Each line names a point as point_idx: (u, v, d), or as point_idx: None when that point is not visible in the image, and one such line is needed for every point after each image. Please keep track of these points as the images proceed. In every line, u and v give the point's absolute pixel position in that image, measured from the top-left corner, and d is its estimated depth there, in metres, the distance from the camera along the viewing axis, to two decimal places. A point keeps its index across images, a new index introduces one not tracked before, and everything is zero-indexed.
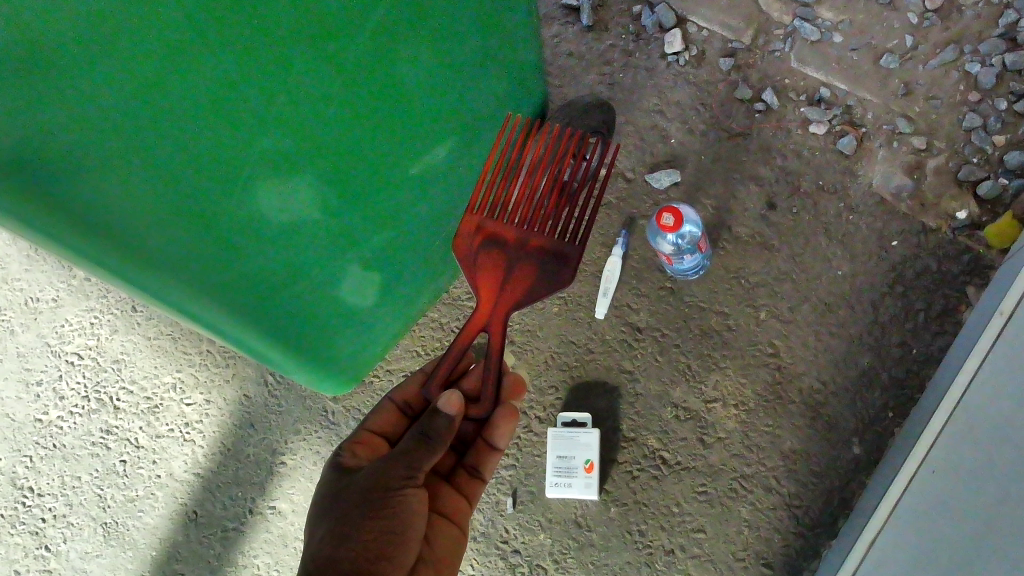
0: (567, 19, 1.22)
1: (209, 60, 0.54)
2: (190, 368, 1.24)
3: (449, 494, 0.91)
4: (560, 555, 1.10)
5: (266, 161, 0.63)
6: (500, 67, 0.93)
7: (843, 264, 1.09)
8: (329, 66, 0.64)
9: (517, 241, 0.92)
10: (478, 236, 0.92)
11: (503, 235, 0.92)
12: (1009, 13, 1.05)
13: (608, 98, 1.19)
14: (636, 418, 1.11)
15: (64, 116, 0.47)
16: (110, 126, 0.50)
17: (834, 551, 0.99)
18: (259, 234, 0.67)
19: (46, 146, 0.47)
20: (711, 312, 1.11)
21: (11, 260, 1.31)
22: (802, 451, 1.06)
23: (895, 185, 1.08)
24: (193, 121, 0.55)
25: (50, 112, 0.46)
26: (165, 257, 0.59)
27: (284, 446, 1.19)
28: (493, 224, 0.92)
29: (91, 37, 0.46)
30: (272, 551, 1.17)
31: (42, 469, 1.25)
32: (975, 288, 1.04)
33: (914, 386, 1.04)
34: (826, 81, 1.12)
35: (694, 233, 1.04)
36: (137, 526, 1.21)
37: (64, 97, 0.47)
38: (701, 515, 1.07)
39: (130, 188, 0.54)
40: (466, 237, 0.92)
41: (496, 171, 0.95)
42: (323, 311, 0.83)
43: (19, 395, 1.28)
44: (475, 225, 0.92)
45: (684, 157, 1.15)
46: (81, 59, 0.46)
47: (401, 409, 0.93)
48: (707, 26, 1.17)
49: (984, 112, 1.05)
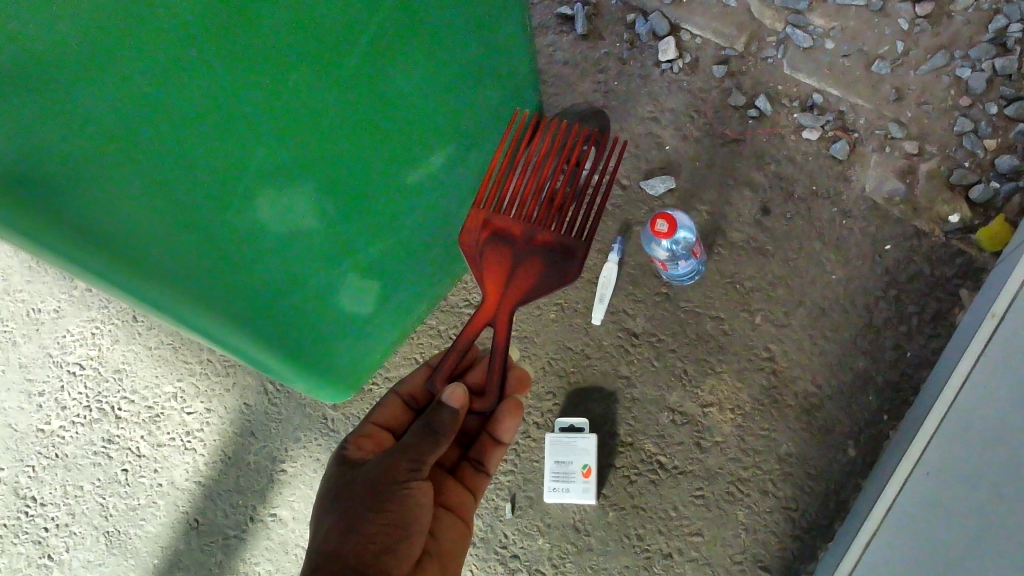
0: (562, 28, 1.24)
1: (208, 76, 0.55)
2: (191, 377, 1.25)
3: (453, 488, 0.91)
4: (559, 560, 1.11)
5: (266, 172, 0.65)
6: (495, 76, 0.94)
7: (837, 268, 1.09)
8: (325, 78, 0.65)
9: (523, 236, 0.93)
10: (483, 231, 0.93)
11: (509, 229, 0.93)
12: (999, 19, 1.06)
13: (603, 106, 1.20)
14: (634, 423, 1.12)
15: (53, 121, 0.48)
16: (100, 133, 0.50)
17: (831, 554, 0.99)
18: (261, 243, 0.68)
19: (49, 165, 0.49)
20: (707, 317, 1.12)
21: (12, 271, 1.32)
22: (798, 454, 1.06)
23: (888, 190, 1.09)
24: (194, 136, 0.57)
25: (39, 116, 0.47)
26: (169, 267, 0.61)
27: (284, 454, 1.20)
28: (499, 219, 0.93)
29: (85, 47, 0.47)
30: (272, 558, 1.17)
31: (44, 479, 1.26)
32: (968, 291, 1.04)
33: (909, 389, 1.04)
34: (818, 87, 1.13)
35: (688, 239, 1.05)
36: (140, 534, 1.22)
37: (53, 103, 0.47)
38: (698, 518, 1.07)
39: (131, 202, 0.55)
40: (471, 232, 0.93)
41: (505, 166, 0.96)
42: (321, 317, 0.84)
43: (21, 405, 1.29)
44: (482, 219, 0.93)
45: (678, 163, 1.16)
46: (73, 67, 0.47)
47: (407, 402, 0.93)
48: (700, 33, 1.18)
49: (974, 117, 1.06)
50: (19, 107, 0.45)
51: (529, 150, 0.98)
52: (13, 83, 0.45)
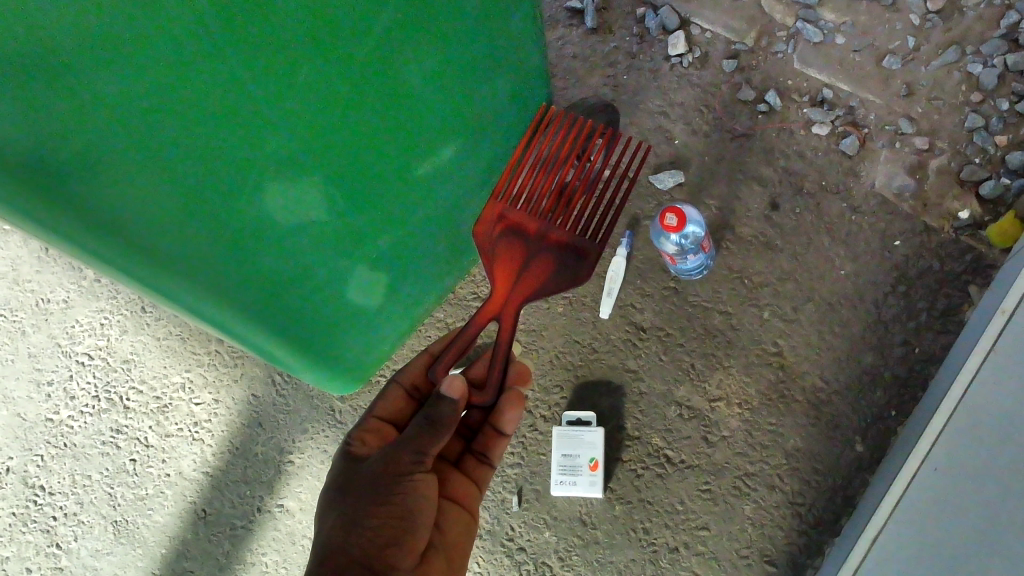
0: (571, 22, 1.23)
1: (222, 65, 0.55)
2: (200, 368, 1.25)
3: (457, 481, 0.91)
4: (566, 553, 1.11)
5: (277, 161, 0.65)
6: (505, 67, 0.94)
7: (846, 264, 1.09)
8: (338, 67, 0.66)
9: (537, 234, 0.97)
10: (498, 225, 0.96)
11: (525, 226, 0.96)
12: (1011, 15, 1.06)
13: (612, 100, 1.20)
14: (641, 417, 1.12)
15: (59, 104, 0.47)
16: (102, 121, 0.50)
17: (838, 548, 0.99)
18: (269, 233, 0.68)
19: (76, 156, 0.50)
20: (716, 312, 1.12)
21: (22, 261, 1.33)
22: (805, 450, 1.06)
23: (898, 185, 1.09)
24: (208, 126, 0.57)
25: (40, 98, 0.46)
26: (182, 257, 0.61)
27: (292, 445, 1.20)
28: (515, 214, 0.97)
29: (90, 33, 0.46)
30: (280, 548, 1.18)
31: (53, 468, 1.27)
32: (978, 287, 1.04)
33: (917, 385, 1.04)
34: (828, 82, 1.13)
35: (697, 233, 1.05)
36: (147, 524, 1.22)
37: (57, 88, 0.46)
38: (705, 513, 1.08)
39: (147, 190, 0.55)
40: (487, 224, 0.96)
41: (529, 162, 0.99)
42: (330, 308, 0.84)
43: (30, 394, 1.30)
44: (498, 212, 0.96)
45: (687, 157, 1.16)
46: (76, 52, 0.46)
47: (409, 393, 0.93)
48: (710, 28, 1.18)
49: (986, 113, 1.06)
50: (21, 87, 0.45)
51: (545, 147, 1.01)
52: (14, 65, 0.44)
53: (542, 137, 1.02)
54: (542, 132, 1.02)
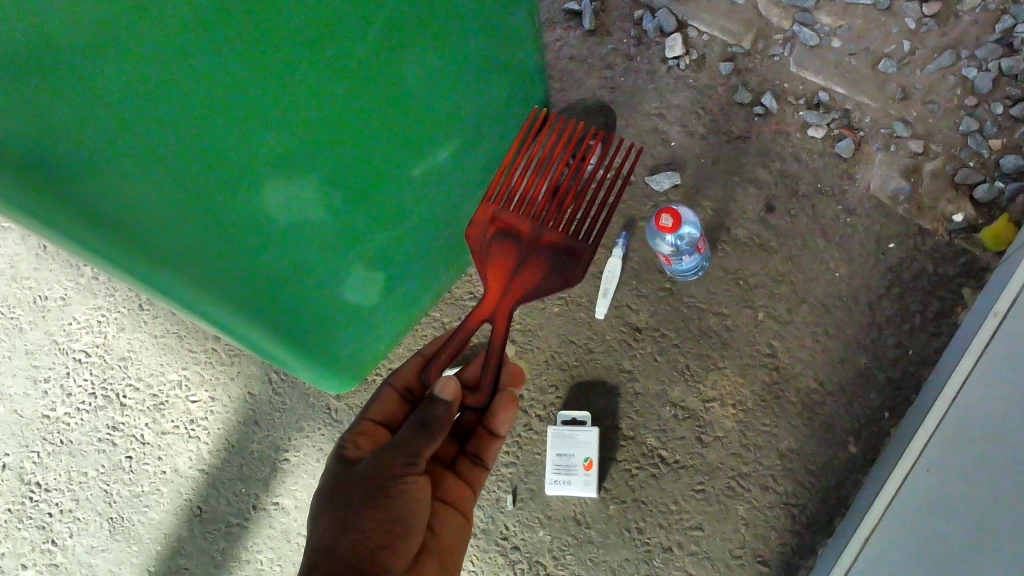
0: (569, 23, 1.24)
1: (220, 64, 0.56)
2: (195, 366, 1.25)
3: (452, 483, 0.92)
4: (560, 552, 1.11)
5: (274, 159, 0.65)
6: (501, 68, 0.94)
7: (841, 266, 1.10)
8: (333, 66, 0.66)
9: (529, 235, 0.96)
10: (490, 226, 0.96)
11: (516, 227, 0.96)
12: (1006, 19, 1.06)
13: (610, 101, 1.20)
14: (636, 417, 1.12)
15: (59, 97, 0.47)
16: (99, 120, 0.50)
17: (831, 548, 1.00)
18: (268, 234, 0.69)
19: (79, 156, 0.50)
20: (711, 313, 1.12)
21: (21, 258, 1.33)
22: (799, 450, 1.07)
23: (893, 187, 1.09)
24: (207, 124, 0.58)
25: (38, 92, 0.46)
26: (182, 255, 0.61)
27: (287, 443, 1.21)
28: (507, 216, 0.97)
29: (87, 31, 0.47)
30: (274, 546, 1.18)
31: (49, 464, 1.27)
32: (971, 289, 1.05)
33: (911, 386, 1.05)
34: (824, 85, 1.13)
35: (694, 234, 1.04)
36: (142, 521, 1.23)
37: (54, 84, 0.47)
38: (699, 513, 1.08)
39: (147, 188, 0.56)
40: (479, 226, 0.96)
41: (524, 165, 0.99)
42: (327, 307, 0.84)
43: (27, 391, 1.30)
44: (490, 215, 0.97)
45: (683, 159, 1.17)
46: (76, 52, 0.47)
47: (402, 396, 0.93)
48: (707, 30, 1.19)
49: (980, 117, 1.07)
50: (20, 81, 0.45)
51: (541, 151, 1.02)
52: (19, 64, 0.44)
53: (539, 141, 1.02)
54: (541, 135, 1.03)
